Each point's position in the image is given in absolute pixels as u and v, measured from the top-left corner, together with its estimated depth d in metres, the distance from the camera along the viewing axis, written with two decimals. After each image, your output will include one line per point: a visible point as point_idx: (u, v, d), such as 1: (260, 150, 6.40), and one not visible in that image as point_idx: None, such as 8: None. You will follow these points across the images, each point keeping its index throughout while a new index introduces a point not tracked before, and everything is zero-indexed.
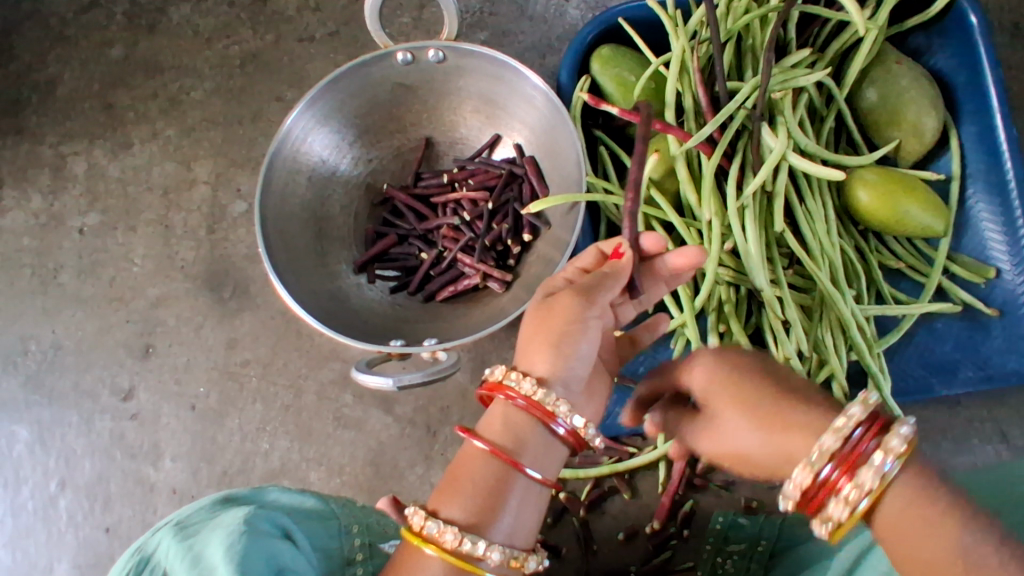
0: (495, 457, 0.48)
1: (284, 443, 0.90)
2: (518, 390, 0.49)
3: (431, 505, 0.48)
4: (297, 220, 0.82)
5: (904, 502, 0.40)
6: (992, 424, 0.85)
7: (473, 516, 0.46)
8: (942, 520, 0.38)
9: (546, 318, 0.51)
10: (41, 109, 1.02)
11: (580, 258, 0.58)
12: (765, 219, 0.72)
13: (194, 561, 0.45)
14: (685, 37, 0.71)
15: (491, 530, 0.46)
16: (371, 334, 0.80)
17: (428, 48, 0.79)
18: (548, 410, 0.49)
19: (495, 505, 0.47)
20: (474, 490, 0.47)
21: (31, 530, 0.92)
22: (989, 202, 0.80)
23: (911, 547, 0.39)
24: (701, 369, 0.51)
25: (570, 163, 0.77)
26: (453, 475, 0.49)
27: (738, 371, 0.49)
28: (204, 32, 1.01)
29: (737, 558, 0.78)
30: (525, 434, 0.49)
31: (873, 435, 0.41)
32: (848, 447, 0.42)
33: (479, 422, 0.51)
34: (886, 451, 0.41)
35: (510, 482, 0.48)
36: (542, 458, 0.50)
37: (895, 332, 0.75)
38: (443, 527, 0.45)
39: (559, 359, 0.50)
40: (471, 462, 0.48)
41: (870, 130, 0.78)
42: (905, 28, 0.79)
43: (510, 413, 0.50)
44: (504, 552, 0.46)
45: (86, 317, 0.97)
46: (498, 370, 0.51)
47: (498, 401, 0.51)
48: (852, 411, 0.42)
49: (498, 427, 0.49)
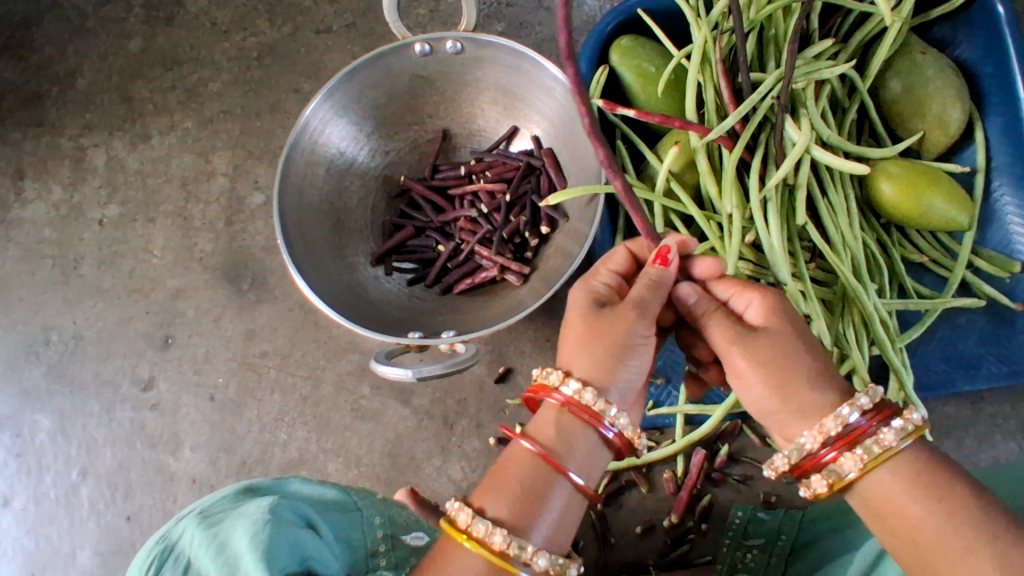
0: (544, 461, 0.48)
1: (302, 434, 0.91)
2: (577, 398, 0.49)
3: (475, 503, 0.48)
4: (316, 212, 0.82)
5: (905, 477, 0.46)
6: (1017, 420, 0.84)
7: (519, 519, 0.46)
8: (941, 493, 0.44)
9: (601, 329, 0.51)
10: (61, 102, 1.03)
11: (612, 259, 0.57)
12: (787, 212, 0.71)
13: (219, 548, 0.46)
14: (707, 28, 0.69)
15: (536, 535, 0.46)
16: (390, 326, 0.80)
17: (446, 39, 0.78)
18: (598, 414, 0.49)
19: (541, 510, 0.47)
20: (520, 492, 0.47)
21: (54, 517, 0.94)
22: (1015, 195, 0.79)
23: (901, 511, 0.46)
24: (763, 302, 0.53)
25: (589, 156, 0.77)
26: (499, 474, 0.49)
27: (792, 333, 0.50)
28: (222, 24, 1.01)
29: (757, 552, 0.76)
30: (576, 440, 0.49)
31: (873, 425, 0.47)
32: (849, 429, 0.47)
33: (528, 423, 0.51)
34: (880, 441, 0.47)
35: (558, 488, 0.48)
36: (589, 465, 0.50)
37: (918, 327, 0.73)
38: (491, 529, 0.45)
39: (614, 368, 0.50)
40: (520, 464, 0.48)
41: (893, 121, 0.77)
42: (930, 18, 0.78)
43: (560, 417, 0.50)
44: (550, 559, 0.46)
45: (106, 308, 0.97)
46: (550, 373, 0.51)
47: (550, 404, 0.51)
48: (860, 401, 0.48)
49: (550, 431, 0.49)
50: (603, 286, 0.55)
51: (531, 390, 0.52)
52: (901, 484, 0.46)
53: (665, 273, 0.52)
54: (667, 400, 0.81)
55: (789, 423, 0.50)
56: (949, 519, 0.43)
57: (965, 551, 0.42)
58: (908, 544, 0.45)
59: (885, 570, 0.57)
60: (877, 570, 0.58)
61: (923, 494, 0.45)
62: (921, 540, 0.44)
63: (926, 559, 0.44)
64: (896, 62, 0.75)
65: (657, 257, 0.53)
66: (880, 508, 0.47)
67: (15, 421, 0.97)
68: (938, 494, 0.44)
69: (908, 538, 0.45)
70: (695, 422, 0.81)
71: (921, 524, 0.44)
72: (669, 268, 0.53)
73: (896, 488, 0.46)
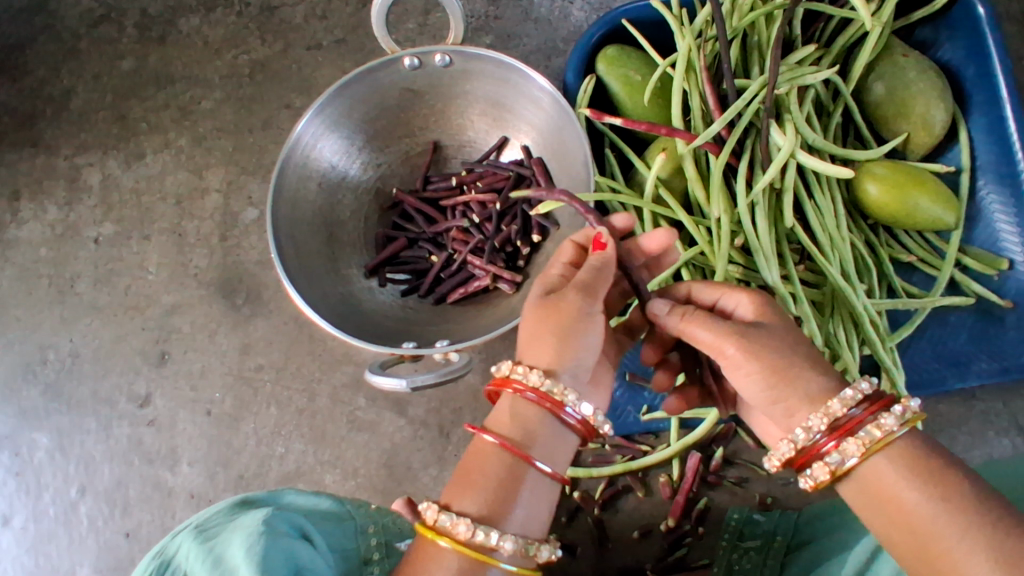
0: (505, 451, 0.48)
1: (299, 446, 0.91)
2: (525, 383, 0.50)
3: (444, 500, 0.48)
4: (310, 226, 0.83)
5: (898, 461, 0.46)
6: (1009, 416, 0.84)
7: (486, 507, 0.47)
8: (933, 477, 0.44)
9: (547, 317, 0.51)
10: (55, 123, 1.04)
11: (561, 253, 0.56)
12: (775, 216, 0.72)
13: (215, 562, 0.46)
14: (691, 36, 0.71)
15: (504, 521, 0.47)
16: (385, 336, 0.81)
17: (435, 52, 0.79)
18: (556, 400, 0.49)
19: (507, 496, 0.47)
20: (487, 482, 0.47)
21: (53, 535, 0.94)
22: (1000, 193, 0.79)
23: (895, 498, 0.45)
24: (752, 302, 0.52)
25: (578, 164, 0.77)
26: (465, 468, 0.49)
27: (780, 333, 0.50)
28: (214, 42, 1.02)
29: (754, 553, 0.78)
30: (535, 427, 0.49)
31: (872, 413, 0.47)
32: (848, 417, 0.48)
33: (489, 418, 0.52)
34: (880, 427, 0.46)
35: (521, 474, 0.48)
36: (553, 451, 0.50)
37: (908, 326, 0.74)
38: (457, 519, 0.45)
39: (562, 351, 0.51)
40: (482, 456, 0.49)
41: (878, 124, 0.77)
42: (911, 20, 0.79)
43: (519, 407, 0.50)
44: (518, 543, 0.46)
45: (103, 326, 0.98)
46: (504, 365, 0.52)
47: (506, 395, 0.51)
48: (861, 386, 0.48)
49: (506, 422, 0.50)
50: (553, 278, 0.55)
51: (491, 385, 0.52)
52: (897, 468, 0.46)
53: (604, 258, 0.53)
54: (662, 405, 0.81)
55: (795, 411, 0.50)
56: (943, 504, 0.42)
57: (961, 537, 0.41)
58: (904, 533, 0.44)
59: (879, 568, 0.57)
60: (872, 568, 0.58)
61: (917, 481, 0.44)
62: (915, 526, 0.43)
63: (921, 547, 0.43)
64: (878, 65, 0.76)
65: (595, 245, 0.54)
66: (874, 493, 0.46)
67: (14, 440, 0.97)
68: (936, 479, 0.44)
69: (902, 525, 0.44)
70: (690, 426, 0.81)
71: (916, 512, 0.43)
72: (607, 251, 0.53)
73: (891, 474, 0.46)
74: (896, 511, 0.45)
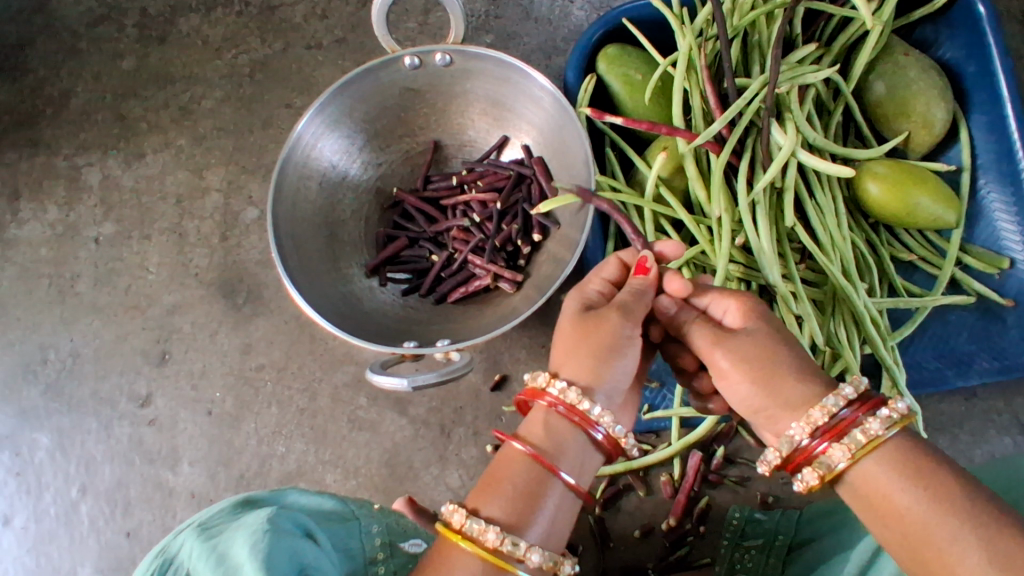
0: (535, 461, 0.48)
1: (300, 446, 0.91)
2: (562, 397, 0.50)
3: (470, 506, 0.48)
4: (310, 225, 0.83)
5: (886, 464, 0.45)
6: (1010, 414, 0.84)
7: (511, 517, 0.46)
8: (923, 478, 0.43)
9: (588, 333, 0.52)
10: (55, 123, 1.04)
11: (603, 269, 0.59)
12: (776, 215, 0.72)
13: (219, 560, 0.46)
14: (692, 35, 0.71)
15: (529, 532, 0.46)
16: (386, 336, 0.81)
17: (435, 52, 0.79)
18: (589, 416, 0.49)
19: (534, 507, 0.47)
20: (514, 492, 0.47)
21: (54, 535, 0.94)
22: (1001, 191, 0.79)
23: (887, 500, 0.45)
24: (740, 308, 0.53)
25: (578, 163, 0.77)
26: (492, 477, 0.49)
27: (764, 336, 0.51)
28: (213, 41, 1.02)
29: (756, 552, 0.78)
30: (567, 441, 0.49)
31: (859, 416, 0.47)
32: (835, 422, 0.47)
33: (518, 428, 0.52)
34: (865, 431, 0.46)
35: (549, 486, 0.48)
36: (581, 466, 0.50)
37: (909, 325, 0.74)
38: (485, 527, 0.45)
39: (601, 370, 0.51)
40: (511, 466, 0.48)
41: (878, 122, 0.77)
42: (912, 19, 0.79)
43: (551, 419, 0.50)
44: (544, 555, 0.46)
45: (103, 325, 0.98)
46: (539, 376, 0.51)
47: (539, 407, 0.51)
48: (845, 391, 0.48)
49: (539, 433, 0.50)
50: (595, 294, 0.56)
51: (523, 394, 0.52)
52: (887, 470, 0.45)
53: (646, 280, 0.55)
54: (663, 404, 0.81)
55: (777, 418, 0.50)
56: (934, 506, 0.42)
57: (954, 539, 0.41)
58: (899, 536, 0.44)
59: (880, 567, 0.57)
60: (873, 567, 0.58)
61: (907, 483, 0.44)
62: (910, 529, 0.43)
63: (917, 550, 0.43)
64: (878, 64, 0.76)
65: (638, 268, 0.56)
66: (867, 497, 0.46)
67: (14, 440, 0.97)
68: (925, 481, 0.43)
69: (896, 529, 0.44)
70: (692, 425, 0.81)
71: (909, 514, 0.43)
72: (649, 275, 0.56)
73: (881, 477, 0.45)
74: (890, 516, 0.44)
